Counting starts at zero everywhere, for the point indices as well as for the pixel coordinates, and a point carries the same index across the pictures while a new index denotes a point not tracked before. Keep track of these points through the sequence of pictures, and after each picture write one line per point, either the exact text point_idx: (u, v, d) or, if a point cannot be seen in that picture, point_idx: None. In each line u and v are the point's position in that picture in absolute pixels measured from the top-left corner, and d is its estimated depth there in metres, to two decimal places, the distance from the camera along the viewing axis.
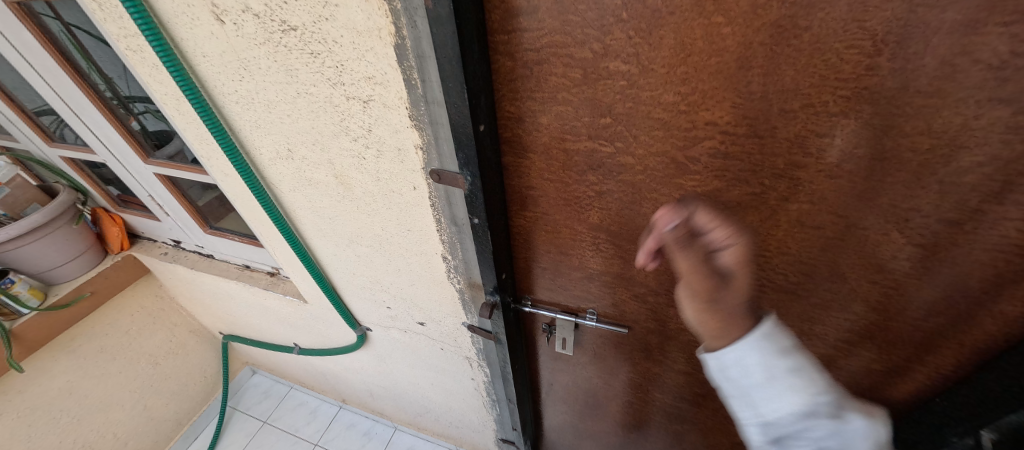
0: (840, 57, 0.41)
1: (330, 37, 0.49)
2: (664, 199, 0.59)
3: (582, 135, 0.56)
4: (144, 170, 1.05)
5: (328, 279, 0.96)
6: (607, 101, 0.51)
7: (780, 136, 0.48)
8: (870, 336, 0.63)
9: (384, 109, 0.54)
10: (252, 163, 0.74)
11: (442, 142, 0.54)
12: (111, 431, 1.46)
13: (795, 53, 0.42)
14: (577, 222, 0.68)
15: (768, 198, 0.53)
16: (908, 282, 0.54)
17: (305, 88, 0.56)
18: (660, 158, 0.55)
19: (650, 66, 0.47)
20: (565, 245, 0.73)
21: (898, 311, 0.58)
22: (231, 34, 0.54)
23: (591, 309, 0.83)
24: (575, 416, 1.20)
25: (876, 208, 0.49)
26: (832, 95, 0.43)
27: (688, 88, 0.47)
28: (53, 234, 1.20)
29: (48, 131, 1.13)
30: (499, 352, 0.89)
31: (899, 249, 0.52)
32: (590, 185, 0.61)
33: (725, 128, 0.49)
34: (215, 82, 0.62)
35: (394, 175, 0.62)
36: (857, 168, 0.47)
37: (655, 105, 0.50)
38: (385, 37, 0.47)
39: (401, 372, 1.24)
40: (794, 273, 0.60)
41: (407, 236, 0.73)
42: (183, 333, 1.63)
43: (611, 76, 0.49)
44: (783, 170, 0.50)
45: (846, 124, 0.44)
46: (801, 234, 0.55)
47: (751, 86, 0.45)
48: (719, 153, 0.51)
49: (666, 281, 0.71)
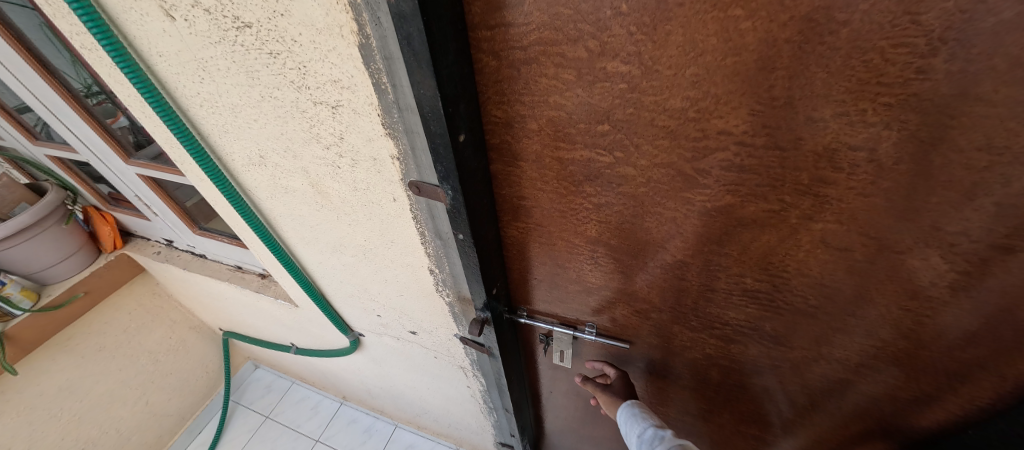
0: (885, 57, 0.34)
1: (288, 35, 0.43)
2: (670, 214, 0.53)
3: (577, 143, 0.50)
4: (126, 170, 1.01)
5: (315, 286, 0.92)
6: (605, 106, 0.45)
7: (806, 149, 0.41)
8: (898, 364, 0.57)
9: (355, 116, 0.48)
10: (225, 169, 0.69)
11: (419, 153, 0.49)
12: (113, 428, 1.46)
13: (829, 53, 0.35)
14: (574, 235, 0.62)
15: (788, 216, 0.47)
16: (946, 311, 0.48)
17: (268, 91, 0.51)
18: (665, 170, 0.48)
19: (655, 67, 0.40)
20: (562, 257, 0.67)
21: (932, 340, 0.52)
22: (184, 32, 0.49)
23: (590, 323, 0.78)
24: (576, 423, 1.16)
25: (915, 230, 0.43)
26: (871, 103, 0.36)
27: (699, 93, 0.41)
28: (43, 234, 1.18)
29: (32, 130, 1.09)
30: (494, 365, 0.85)
31: (939, 275, 0.45)
32: (586, 197, 0.55)
33: (740, 138, 0.42)
34: (176, 83, 0.57)
35: (372, 186, 0.57)
36: (896, 186, 0.40)
37: (659, 111, 0.43)
38: (347, 35, 0.41)
39: (397, 375, 1.21)
40: (815, 296, 0.54)
41: (391, 248, 0.68)
42: (182, 330, 1.62)
43: (609, 78, 0.43)
44: (807, 186, 0.44)
45: (886, 136, 0.38)
46: (824, 255, 0.49)
47: (774, 90, 0.38)
48: (732, 166, 0.45)
49: (670, 298, 0.65)
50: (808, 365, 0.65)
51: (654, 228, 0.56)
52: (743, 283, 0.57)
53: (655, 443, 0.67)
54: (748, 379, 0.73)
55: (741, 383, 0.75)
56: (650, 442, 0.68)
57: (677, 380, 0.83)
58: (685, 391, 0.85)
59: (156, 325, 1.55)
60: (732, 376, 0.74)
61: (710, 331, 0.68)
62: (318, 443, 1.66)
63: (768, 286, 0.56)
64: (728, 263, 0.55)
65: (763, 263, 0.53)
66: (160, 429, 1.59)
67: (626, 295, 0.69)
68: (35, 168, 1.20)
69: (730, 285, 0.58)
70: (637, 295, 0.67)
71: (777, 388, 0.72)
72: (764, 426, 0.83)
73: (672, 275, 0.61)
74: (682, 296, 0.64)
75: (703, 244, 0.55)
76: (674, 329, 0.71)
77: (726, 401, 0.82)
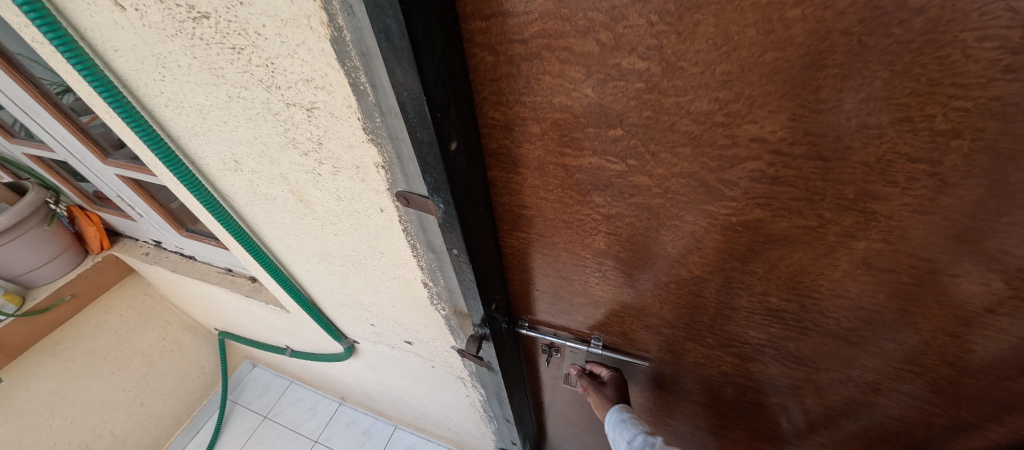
0: (965, 53, 0.27)
1: (250, 27, 0.37)
2: (687, 227, 0.47)
3: (584, 149, 0.44)
4: (105, 171, 0.94)
5: (305, 294, 0.87)
6: (617, 108, 0.39)
7: (854, 160, 0.35)
8: (937, 391, 0.52)
9: (333, 120, 0.43)
10: (201, 173, 0.64)
11: (406, 162, 0.43)
12: (107, 431, 1.43)
13: (895, 48, 0.29)
14: (579, 246, 0.56)
15: (826, 234, 0.41)
16: (1002, 340, 0.42)
17: (236, 91, 0.45)
18: (684, 180, 0.42)
19: (678, 63, 0.34)
20: (566, 269, 0.61)
21: (980, 369, 0.46)
22: (137, 23, 0.43)
23: (597, 336, 0.72)
24: (579, 430, 1.12)
25: (977, 252, 0.37)
26: (941, 108, 0.30)
27: (729, 94, 0.35)
28: (25, 236, 1.13)
29: (9, 128, 1.03)
30: (494, 378, 0.81)
31: (999, 302, 0.39)
32: (595, 207, 0.50)
33: (777, 146, 0.36)
34: (138, 81, 0.51)
35: (356, 195, 0.51)
36: (959, 203, 0.35)
37: (681, 115, 0.37)
38: (317, 27, 0.35)
39: (394, 381, 1.17)
40: (848, 319, 0.48)
41: (381, 259, 0.62)
42: (176, 330, 1.60)
43: (623, 77, 0.37)
44: (851, 200, 0.38)
45: (954, 147, 0.32)
46: (864, 276, 0.43)
47: (822, 92, 0.32)
48: (764, 177, 0.39)
49: (684, 314, 0.60)
50: (833, 387, 0.59)
51: (668, 242, 0.50)
52: (767, 303, 0.52)
53: None
54: (766, 397, 0.68)
55: (758, 401, 0.70)
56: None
57: (688, 394, 0.78)
58: (695, 406, 0.80)
59: (148, 326, 1.52)
60: (748, 394, 0.69)
61: (727, 349, 0.62)
62: (316, 444, 1.63)
63: (796, 306, 0.50)
64: (751, 281, 0.50)
65: (792, 282, 0.48)
66: (157, 430, 1.58)
67: (635, 310, 0.63)
68: (15, 166, 1.15)
69: (753, 304, 0.53)
70: (647, 310, 0.62)
71: (797, 407, 0.67)
72: (779, 443, 0.78)
73: (687, 291, 0.56)
74: (698, 313, 0.59)
75: (724, 261, 0.49)
76: (686, 345, 0.66)
77: (741, 418, 0.77)
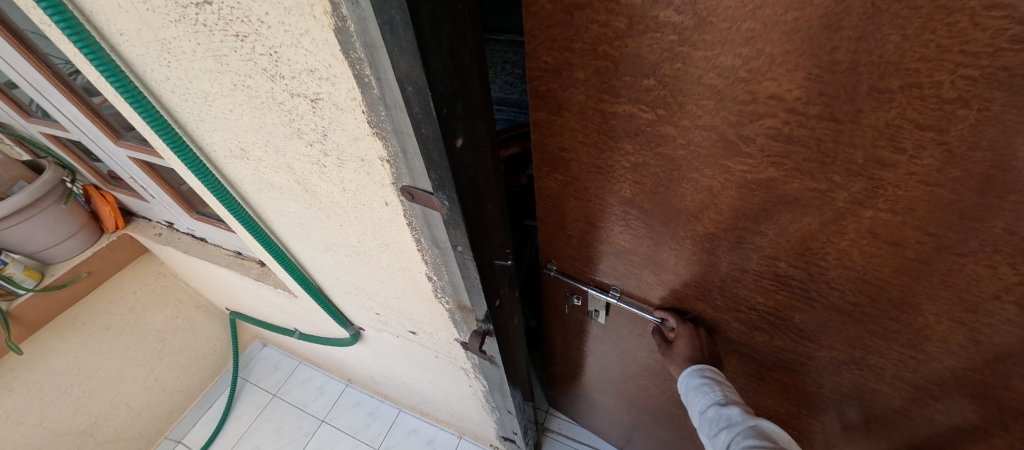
0: (973, 21, 0.27)
1: (253, 14, 0.36)
2: (706, 182, 0.48)
3: (620, 97, 0.45)
4: (117, 152, 0.95)
5: (312, 281, 0.87)
6: (652, 58, 0.40)
7: (865, 123, 0.35)
8: (939, 383, 0.51)
9: (337, 112, 0.41)
10: (208, 159, 0.63)
11: (412, 157, 0.42)
12: (124, 403, 1.50)
13: (907, 13, 0.28)
14: (608, 194, 0.59)
15: (834, 199, 0.42)
16: (1008, 332, 0.41)
17: (240, 80, 0.44)
18: (706, 133, 0.43)
19: (708, 18, 0.35)
20: (594, 215, 0.64)
21: (986, 363, 0.45)
22: (141, 8, 0.42)
23: (615, 285, 0.76)
24: (593, 386, 1.18)
25: (983, 231, 0.36)
26: (949, 75, 0.30)
27: (752, 51, 0.35)
28: (42, 214, 1.15)
29: (26, 107, 1.02)
30: (497, 370, 0.81)
31: (1005, 289, 0.39)
32: (625, 155, 0.52)
33: (792, 105, 0.37)
34: (144, 65, 0.50)
35: (361, 187, 0.51)
36: (966, 177, 0.34)
37: (708, 69, 0.38)
38: (320, 16, 0.33)
39: (400, 368, 1.18)
40: (852, 292, 0.50)
41: (386, 251, 0.62)
42: (189, 310, 1.64)
43: (659, 29, 0.38)
44: (860, 165, 0.38)
45: (960, 117, 0.31)
46: (870, 247, 0.44)
47: (837, 53, 0.32)
48: (779, 135, 0.40)
49: (697, 272, 0.61)
50: (837, 369, 0.60)
51: (687, 196, 0.51)
52: (775, 267, 0.53)
53: (722, 427, 0.61)
54: (769, 369, 0.70)
55: (762, 372, 0.72)
56: (715, 421, 0.63)
57: None
58: None
59: (162, 304, 1.56)
60: (753, 363, 0.72)
61: (734, 315, 0.65)
62: (323, 423, 1.66)
63: (802, 273, 0.52)
64: (762, 244, 0.52)
65: (800, 247, 0.49)
66: (171, 404, 1.65)
67: (652, 263, 0.65)
68: (32, 144, 1.15)
69: (762, 267, 0.55)
70: (665, 265, 0.64)
71: (800, 385, 0.68)
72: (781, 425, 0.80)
73: (702, 250, 0.57)
74: (709, 274, 0.61)
75: (737, 220, 0.50)
76: (695, 306, 0.68)
77: (745, 391, 0.79)
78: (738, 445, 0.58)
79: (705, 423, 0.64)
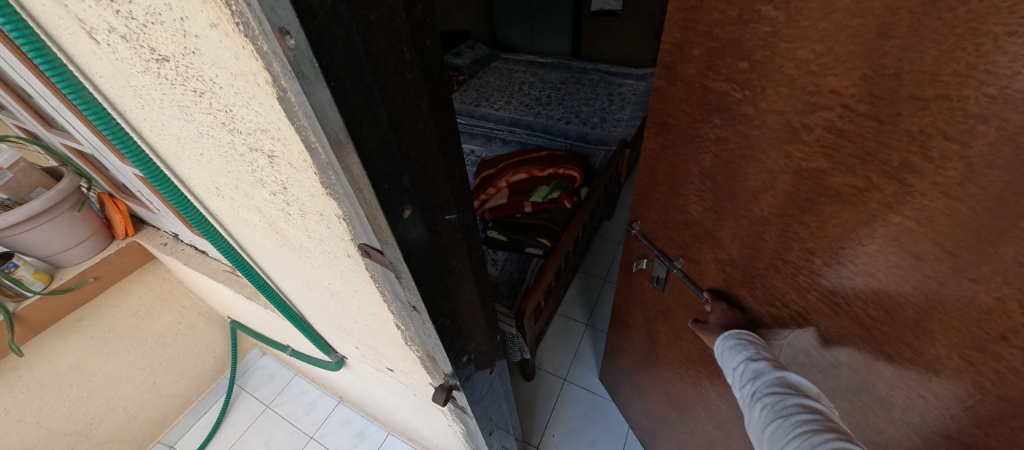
0: (997, 44, 0.30)
1: (205, 74, 0.35)
2: (768, 164, 0.53)
3: (720, 75, 0.54)
4: (124, 168, 0.98)
5: (293, 309, 0.87)
6: (749, 44, 0.48)
7: (903, 127, 0.38)
8: (946, 435, 0.47)
9: (292, 169, 0.40)
10: (191, 193, 0.64)
11: (361, 219, 0.40)
12: (120, 405, 1.53)
13: (944, 30, 0.32)
14: (692, 162, 0.65)
15: (869, 198, 0.43)
16: (1015, 384, 0.39)
17: (204, 129, 0.44)
18: (776, 116, 0.50)
19: (795, 15, 0.42)
20: (676, 179, 0.71)
21: (990, 419, 0.43)
22: (111, 57, 0.42)
23: (680, 259, 0.79)
24: (637, 365, 1.20)
25: (995, 258, 0.36)
26: (975, 92, 0.33)
27: (823, 47, 0.41)
28: (56, 220, 1.18)
29: (47, 119, 1.05)
30: (472, 420, 0.79)
31: (1014, 331, 0.37)
32: (712, 127, 0.59)
33: (847, 101, 0.42)
34: (125, 105, 0.51)
35: (324, 238, 0.49)
36: (983, 195, 0.35)
37: (789, 59, 0.45)
38: (262, 85, 0.32)
39: (381, 394, 1.15)
40: (873, 306, 0.48)
41: (356, 295, 0.60)
42: (191, 316, 1.68)
43: (757, 21, 0.46)
44: (894, 169, 0.40)
45: (981, 132, 0.34)
46: (894, 257, 0.44)
47: (886, 59, 0.37)
48: (833, 128, 0.44)
49: (747, 257, 0.64)
50: (849, 397, 0.57)
51: (751, 176, 0.57)
52: (811, 262, 0.54)
53: (749, 378, 0.60)
54: None
55: None
56: (743, 374, 0.61)
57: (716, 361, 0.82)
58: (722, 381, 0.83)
59: (162, 310, 1.60)
60: None
61: (769, 309, 0.65)
62: (311, 440, 1.65)
63: (832, 275, 0.52)
64: (804, 236, 0.53)
65: (833, 247, 0.50)
66: (167, 408, 1.67)
67: (711, 240, 0.69)
68: (52, 153, 1.20)
69: (801, 262, 0.55)
70: (721, 244, 0.68)
71: None
72: None
73: (755, 231, 0.61)
74: (755, 258, 0.63)
75: (788, 207, 0.53)
76: (738, 292, 0.69)
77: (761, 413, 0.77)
78: (760, 393, 0.58)
79: (733, 376, 0.63)
